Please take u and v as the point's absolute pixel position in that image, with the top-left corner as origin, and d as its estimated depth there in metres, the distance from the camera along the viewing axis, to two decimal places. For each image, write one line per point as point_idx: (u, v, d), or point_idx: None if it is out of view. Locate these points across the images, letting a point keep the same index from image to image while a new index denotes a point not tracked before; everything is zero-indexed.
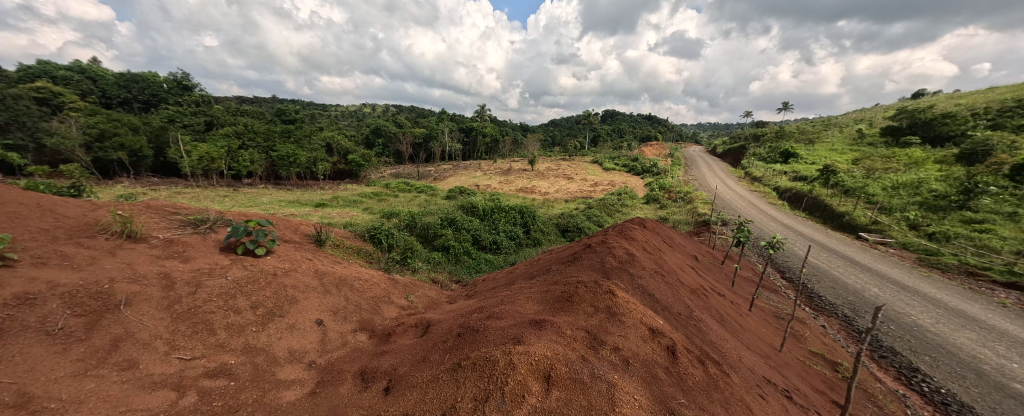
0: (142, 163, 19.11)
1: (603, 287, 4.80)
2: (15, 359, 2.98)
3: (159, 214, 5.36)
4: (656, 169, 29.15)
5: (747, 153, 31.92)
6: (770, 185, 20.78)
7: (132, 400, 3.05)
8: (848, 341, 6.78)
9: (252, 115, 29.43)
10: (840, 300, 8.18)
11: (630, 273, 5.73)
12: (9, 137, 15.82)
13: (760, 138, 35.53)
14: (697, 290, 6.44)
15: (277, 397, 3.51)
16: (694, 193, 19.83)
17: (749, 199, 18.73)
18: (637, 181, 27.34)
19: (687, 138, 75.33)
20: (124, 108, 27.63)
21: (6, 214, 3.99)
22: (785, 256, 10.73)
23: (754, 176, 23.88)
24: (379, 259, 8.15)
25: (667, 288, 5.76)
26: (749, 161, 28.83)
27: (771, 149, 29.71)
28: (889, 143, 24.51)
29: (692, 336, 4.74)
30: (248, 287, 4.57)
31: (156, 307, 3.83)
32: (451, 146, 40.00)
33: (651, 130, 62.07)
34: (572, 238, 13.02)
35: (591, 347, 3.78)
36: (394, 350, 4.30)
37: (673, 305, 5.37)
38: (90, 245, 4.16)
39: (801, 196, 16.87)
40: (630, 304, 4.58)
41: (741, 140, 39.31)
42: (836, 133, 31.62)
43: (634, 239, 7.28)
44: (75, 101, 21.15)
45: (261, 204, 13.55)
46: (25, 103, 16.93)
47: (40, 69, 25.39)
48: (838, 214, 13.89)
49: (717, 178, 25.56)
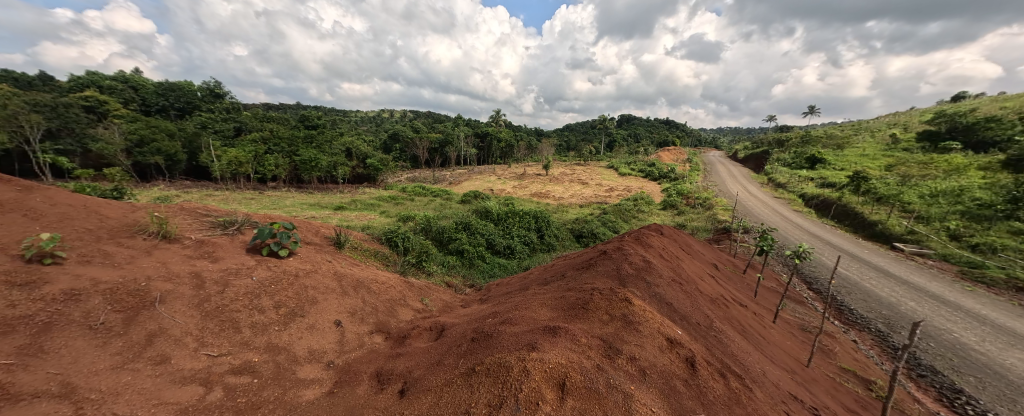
0: (176, 167, 20.09)
1: (619, 295, 4.79)
2: (60, 351, 3.17)
3: (191, 216, 5.63)
4: (673, 174, 28.82)
5: (771, 158, 31.20)
6: (795, 192, 20.22)
7: (163, 394, 3.21)
8: (883, 358, 6.54)
9: (277, 120, 30.45)
10: (873, 314, 7.90)
11: (647, 281, 5.68)
12: (60, 143, 16.87)
13: (785, 143, 34.66)
14: (717, 300, 6.34)
15: (297, 395, 3.63)
16: (714, 199, 19.53)
17: (772, 206, 18.32)
18: (653, 186, 27.09)
19: (706, 143, 73.99)
20: (162, 115, 29.02)
21: (57, 215, 4.27)
22: (811, 266, 10.43)
23: (779, 181, 23.25)
24: (395, 262, 8.32)
25: (685, 297, 5.70)
26: (773, 166, 28.16)
27: (796, 155, 28.96)
28: (926, 149, 23.56)
29: (713, 347, 4.68)
30: (272, 287, 4.74)
31: (188, 305, 4.02)
32: (467, 150, 40.44)
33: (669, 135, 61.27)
34: (586, 243, 12.99)
35: (607, 356, 3.78)
36: (410, 353, 4.39)
37: (692, 315, 5.31)
38: (130, 245, 4.40)
39: (830, 203, 16.40)
40: (647, 313, 4.55)
41: (764, 146, 38.38)
42: (867, 138, 30.58)
43: (651, 246, 7.22)
44: (118, 109, 22.39)
45: (284, 207, 14.05)
46: (75, 110, 18.08)
47: (85, 78, 26.98)
48: (870, 222, 13.44)
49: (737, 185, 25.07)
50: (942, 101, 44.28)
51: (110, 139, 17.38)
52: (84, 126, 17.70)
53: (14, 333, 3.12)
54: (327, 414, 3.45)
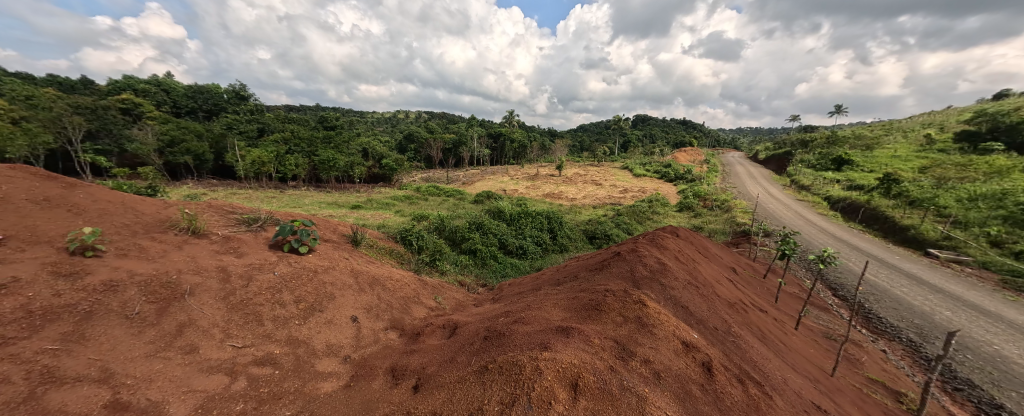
0: (204, 167, 20.87)
1: (633, 297, 4.81)
2: (101, 337, 3.38)
3: (218, 213, 5.88)
4: (690, 175, 28.45)
5: (795, 159, 30.42)
6: (820, 194, 19.69)
7: (192, 382, 3.38)
8: (914, 369, 6.35)
9: (298, 122, 31.25)
10: (904, 322, 7.68)
11: (661, 283, 5.67)
12: (99, 143, 17.78)
13: (809, 144, 33.71)
14: (735, 304, 6.28)
15: (315, 387, 3.78)
16: (732, 200, 19.20)
17: (795, 209, 17.90)
18: (669, 187, 26.81)
19: (725, 143, 72.50)
20: (191, 117, 30.22)
21: (98, 211, 4.53)
22: (836, 272, 10.17)
23: (803, 184, 22.64)
24: (409, 261, 8.47)
25: (701, 301, 5.67)
26: (796, 167, 27.46)
27: (821, 156, 28.18)
28: (964, 150, 22.60)
29: (731, 353, 4.65)
30: (293, 282, 4.92)
31: (215, 298, 4.22)
32: (480, 151, 40.69)
33: (687, 136, 60.29)
34: (599, 245, 12.95)
35: (621, 358, 3.81)
36: (423, 350, 4.49)
37: (708, 319, 5.28)
38: (162, 240, 4.63)
39: (858, 207, 15.94)
40: (662, 316, 4.56)
41: (787, 146, 37.40)
42: (899, 139, 29.49)
43: (667, 248, 7.19)
44: (151, 111, 23.39)
45: (304, 205, 14.44)
46: (113, 112, 19.00)
47: (121, 81, 28.29)
48: (902, 227, 13.02)
49: (757, 186, 24.56)
50: (982, 100, 42.34)
51: (144, 140, 18.19)
52: (121, 127, 18.59)
53: (59, 320, 3.32)
54: (345, 407, 3.57)
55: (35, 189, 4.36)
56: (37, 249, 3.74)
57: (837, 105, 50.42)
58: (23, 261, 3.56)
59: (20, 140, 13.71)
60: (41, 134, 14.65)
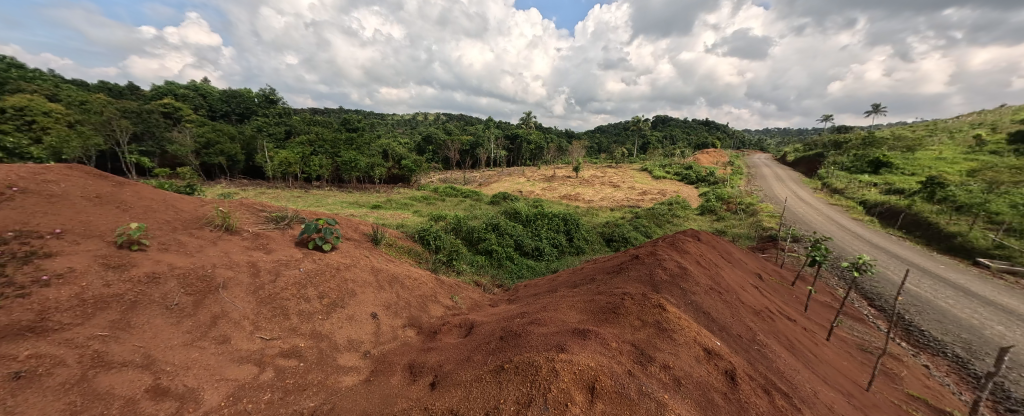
0: (236, 167, 21.87)
1: (652, 301, 4.81)
2: (144, 326, 3.62)
3: (249, 211, 6.19)
4: (712, 177, 27.90)
5: (827, 161, 29.31)
6: (854, 199, 18.94)
7: (224, 371, 3.59)
8: (961, 386, 6.06)
9: (322, 124, 32.20)
10: (949, 336, 7.35)
11: (682, 288, 5.64)
12: (144, 145, 18.96)
13: (842, 145, 32.41)
14: (760, 312, 6.16)
15: (337, 381, 3.94)
16: (756, 204, 18.73)
17: (827, 213, 17.30)
18: (690, 190, 26.34)
19: (751, 144, 70.43)
20: (225, 120, 31.70)
21: (143, 207, 4.84)
22: (872, 281, 9.79)
23: (836, 187, 21.79)
24: (426, 260, 8.66)
25: (724, 307, 5.59)
26: (829, 170, 26.46)
27: (856, 158, 27.06)
28: (1018, 153, 21.26)
29: (755, 361, 4.57)
30: (316, 278, 5.11)
31: (246, 291, 4.45)
32: (496, 153, 40.93)
33: (710, 136, 58.92)
34: (616, 247, 12.88)
35: (639, 362, 3.82)
36: (440, 347, 4.62)
37: (732, 326, 5.21)
38: (199, 236, 4.92)
39: (897, 212, 15.28)
40: (683, 321, 4.55)
41: (819, 147, 36.04)
42: (944, 141, 28.02)
43: (688, 251, 7.13)
44: (190, 114, 24.66)
45: (327, 204, 14.91)
46: (156, 116, 20.18)
47: (162, 87, 30.02)
48: (948, 234, 12.42)
49: (784, 189, 23.84)
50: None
51: (183, 142, 19.23)
52: (163, 130, 19.74)
53: (108, 309, 3.56)
54: (365, 400, 3.71)
55: (89, 187, 4.69)
56: (90, 242, 4.04)
57: (874, 104, 48.24)
58: (78, 253, 3.86)
59: (74, 142, 14.59)
60: (92, 136, 15.53)
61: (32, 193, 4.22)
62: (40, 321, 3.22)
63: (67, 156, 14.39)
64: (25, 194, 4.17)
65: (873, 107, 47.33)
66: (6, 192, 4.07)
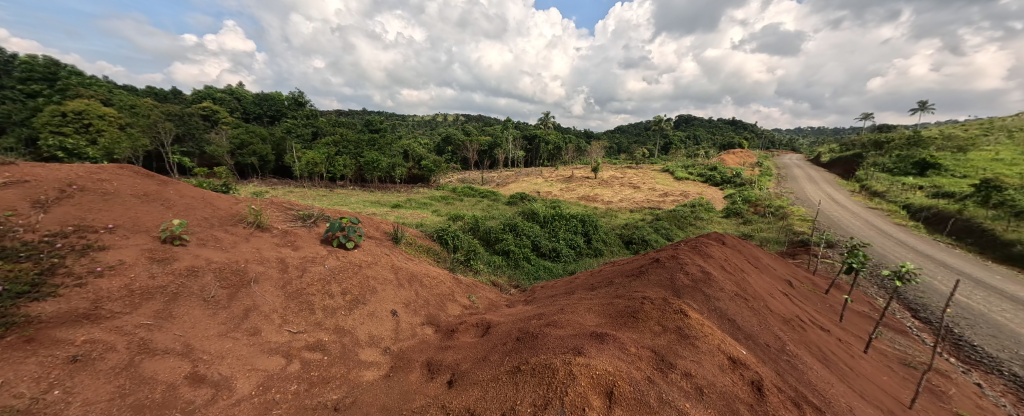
0: (266, 167, 22.83)
1: (673, 306, 4.79)
2: (185, 316, 3.86)
3: (279, 209, 6.48)
4: (738, 180, 27.18)
5: (865, 162, 27.99)
6: (896, 202, 18.04)
7: (255, 362, 3.78)
8: (1018, 408, 5.70)
9: (347, 125, 33.05)
10: (1004, 354, 6.94)
11: (705, 293, 5.57)
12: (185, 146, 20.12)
13: (884, 144, 30.77)
14: (790, 321, 5.99)
15: (359, 375, 4.08)
16: (786, 207, 18.15)
17: (865, 218, 16.57)
18: (714, 192, 25.75)
19: (782, 144, 67.85)
20: (258, 122, 33.09)
21: (184, 205, 5.14)
22: (917, 291, 9.36)
23: (876, 190, 20.75)
24: (445, 259, 8.81)
25: (750, 315, 5.48)
26: (869, 171, 25.27)
27: (899, 159, 25.72)
28: None
29: (784, 372, 4.44)
30: (340, 275, 5.30)
31: (275, 286, 4.66)
32: (514, 153, 40.98)
33: (736, 136, 57.18)
34: (636, 250, 12.76)
35: (659, 369, 3.80)
36: (457, 346, 4.73)
37: (760, 335, 5.08)
38: (234, 232, 5.18)
39: (946, 218, 14.47)
40: (706, 328, 4.50)
41: (857, 147, 34.40)
42: (1000, 142, 26.25)
43: (712, 256, 7.02)
44: (225, 116, 25.83)
45: (350, 203, 15.35)
46: (195, 118, 21.33)
47: (202, 91, 31.76)
48: (1005, 243, 11.69)
49: (817, 192, 22.96)
50: None
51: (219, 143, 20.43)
52: (202, 132, 20.88)
53: (153, 299, 3.82)
54: (384, 394, 3.84)
55: (137, 185, 5.01)
56: (138, 237, 4.34)
57: (922, 101, 45.43)
58: (127, 247, 4.14)
59: (125, 143, 15.38)
60: (140, 138, 16.50)
61: (89, 191, 4.56)
62: (94, 309, 3.46)
63: (118, 155, 15.31)
64: (83, 193, 4.51)
65: (918, 105, 44.62)
66: (67, 190, 4.43)
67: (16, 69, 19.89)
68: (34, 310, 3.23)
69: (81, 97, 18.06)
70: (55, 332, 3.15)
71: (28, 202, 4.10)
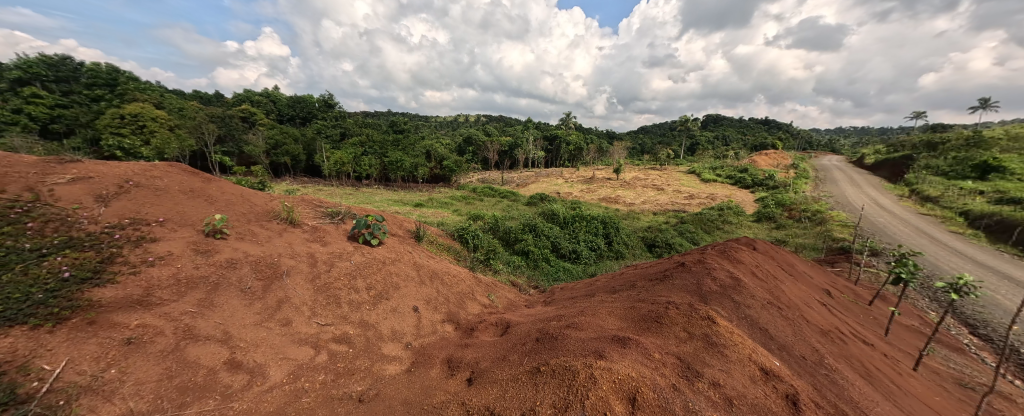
0: (298, 166, 23.84)
1: (700, 313, 4.72)
2: (226, 304, 4.12)
3: (309, 206, 6.78)
4: (771, 182, 26.24)
5: (917, 164, 26.32)
6: (952, 208, 16.91)
7: (286, 351, 4.00)
8: None
9: (373, 126, 33.94)
10: None
11: (734, 300, 5.46)
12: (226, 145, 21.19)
13: (939, 146, 28.82)
14: (829, 332, 5.73)
15: (382, 369, 4.24)
16: (825, 211, 17.41)
17: (916, 225, 15.67)
18: (743, 194, 25.00)
19: (821, 145, 64.61)
20: (290, 123, 34.49)
21: (224, 201, 5.45)
22: (976, 306, 8.84)
23: (928, 195, 19.51)
24: (465, 258, 8.95)
25: (784, 323, 5.29)
26: (920, 175, 23.79)
27: (956, 161, 24.05)
28: None
29: (823, 387, 4.24)
30: (364, 270, 5.50)
31: (305, 279, 4.90)
32: (535, 154, 41.02)
33: (769, 136, 54.98)
34: (658, 253, 12.56)
35: (685, 377, 3.75)
36: (477, 344, 4.84)
37: (794, 346, 4.89)
38: (268, 227, 5.47)
39: (1011, 227, 13.48)
40: (735, 337, 4.40)
41: (907, 149, 32.39)
42: None
43: (742, 262, 6.86)
44: (262, 118, 27.06)
45: (375, 201, 15.80)
46: (235, 120, 22.48)
47: (242, 94, 33.52)
48: None
49: (861, 196, 21.85)
50: None
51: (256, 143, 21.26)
52: (241, 133, 21.97)
53: (197, 289, 4.09)
54: (405, 388, 3.99)
55: (185, 182, 5.36)
56: (184, 230, 4.65)
57: (984, 98, 42.16)
58: (175, 239, 4.46)
59: (174, 143, 16.44)
60: (187, 139, 17.58)
61: (143, 186, 4.92)
62: (147, 296, 3.75)
63: (167, 154, 16.41)
64: (138, 188, 4.87)
65: (980, 102, 41.44)
66: (125, 185, 4.80)
67: (83, 75, 21.73)
68: (97, 294, 3.53)
69: (137, 100, 19.46)
70: (114, 316, 3.43)
71: (92, 197, 4.49)
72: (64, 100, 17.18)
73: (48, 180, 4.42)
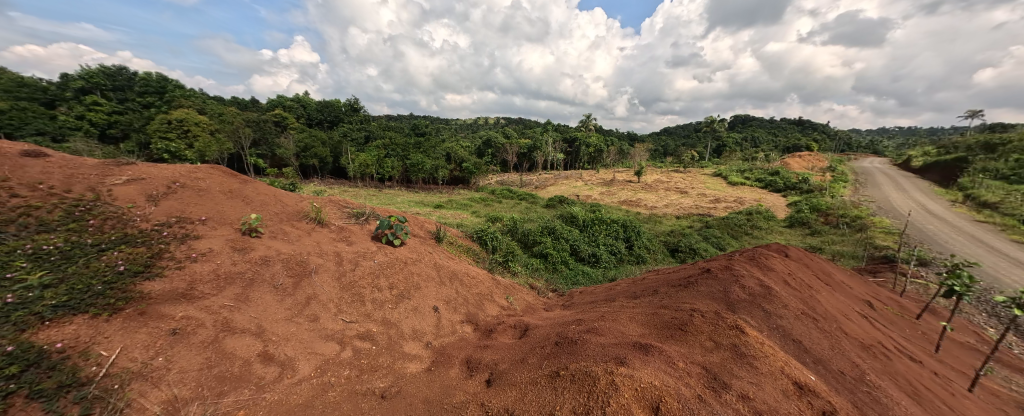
0: (325, 168, 24.65)
1: (727, 322, 4.65)
2: (261, 300, 4.34)
3: (336, 206, 7.03)
4: (804, 185, 25.25)
5: (971, 167, 24.61)
6: (1014, 215, 15.74)
7: (314, 346, 4.17)
8: None
9: (396, 130, 34.66)
10: None
11: (765, 310, 5.33)
12: (260, 147, 22.14)
13: (999, 148, 26.79)
14: (870, 346, 5.44)
15: (403, 367, 4.36)
16: (865, 217, 16.64)
17: (972, 233, 14.72)
18: (773, 198, 24.19)
19: (861, 146, 61.35)
20: (318, 127, 35.69)
21: (259, 201, 5.72)
22: None
23: (986, 200, 18.22)
24: (484, 259, 9.07)
25: (820, 335, 5.11)
26: (975, 179, 22.24)
27: (1018, 165, 22.32)
28: None
29: (863, 405, 4.02)
30: (387, 270, 5.66)
31: (332, 277, 5.09)
32: (555, 156, 40.86)
33: (803, 137, 52.72)
34: (681, 258, 12.35)
35: (712, 388, 3.68)
36: (495, 346, 4.91)
37: (831, 359, 4.70)
38: (298, 226, 5.72)
39: None
40: (765, 347, 4.30)
41: (960, 151, 30.32)
42: None
43: (773, 269, 6.68)
44: (292, 122, 28.12)
45: (396, 202, 16.20)
46: (269, 124, 23.44)
47: (275, 99, 35.00)
48: None
49: (907, 202, 20.70)
50: None
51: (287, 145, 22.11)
52: (273, 136, 22.90)
53: (234, 284, 4.32)
54: (426, 387, 4.09)
55: (224, 183, 5.67)
56: (223, 228, 4.93)
57: None
58: (215, 237, 4.73)
59: (214, 147, 17.35)
60: (225, 143, 18.51)
61: (188, 187, 5.23)
62: (190, 290, 3.99)
63: (208, 157, 17.33)
64: (183, 188, 5.19)
65: None
66: (171, 186, 5.13)
67: (135, 84, 23.31)
68: (147, 287, 3.80)
69: (183, 107, 20.68)
70: (162, 308, 3.68)
71: (144, 197, 4.83)
72: (120, 107, 18.45)
73: (107, 181, 4.80)
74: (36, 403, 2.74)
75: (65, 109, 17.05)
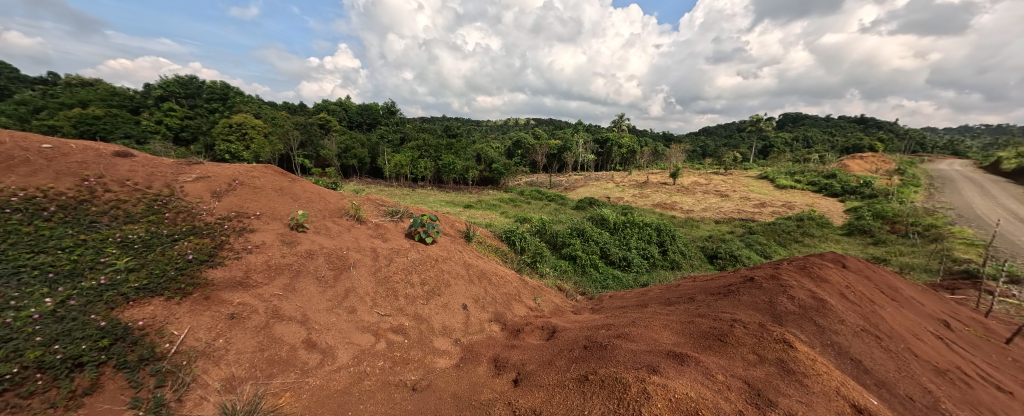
0: (364, 168, 25.70)
1: (774, 336, 4.50)
2: (307, 290, 4.68)
3: (373, 205, 7.38)
4: (867, 190, 23.57)
5: None
6: None
7: (351, 337, 4.43)
8: None
9: (428, 131, 35.59)
10: None
11: (817, 324, 5.08)
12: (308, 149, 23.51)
13: None
14: (946, 372, 4.99)
15: (433, 361, 4.55)
16: (943, 227, 15.30)
17: None
18: (829, 204, 22.74)
19: (931, 147, 56.03)
20: (357, 128, 37.29)
21: (304, 198, 6.12)
22: None
23: None
24: (512, 260, 9.19)
25: (885, 356, 4.79)
26: None
27: None
28: None
29: None
30: (418, 266, 5.90)
31: (369, 271, 5.37)
32: (586, 156, 40.45)
33: (861, 137, 48.94)
34: (719, 264, 11.95)
35: (755, 404, 3.56)
36: (523, 346, 5.01)
37: (898, 382, 4.37)
38: (338, 222, 6.07)
39: None
40: (818, 365, 4.11)
41: None
42: None
43: (828, 281, 6.34)
44: (335, 124, 29.59)
45: (428, 202, 16.68)
46: (315, 127, 24.78)
47: (320, 103, 36.99)
48: None
49: (993, 210, 18.77)
50: None
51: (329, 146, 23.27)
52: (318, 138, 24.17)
53: (284, 275, 4.68)
54: (455, 381, 4.26)
55: (276, 181, 6.11)
56: (274, 223, 5.34)
57: None
58: (268, 230, 5.14)
59: (268, 149, 18.63)
60: (277, 144, 19.77)
61: (245, 185, 5.69)
62: (246, 279, 4.35)
63: (263, 157, 18.62)
64: (242, 186, 5.65)
65: None
66: (232, 183, 5.61)
67: (202, 92, 25.52)
68: (210, 273, 4.20)
69: (242, 112, 22.35)
70: (223, 294, 4.05)
71: (210, 193, 5.31)
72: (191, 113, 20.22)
73: (180, 178, 5.33)
74: (122, 372, 3.11)
75: (148, 114, 18.99)
